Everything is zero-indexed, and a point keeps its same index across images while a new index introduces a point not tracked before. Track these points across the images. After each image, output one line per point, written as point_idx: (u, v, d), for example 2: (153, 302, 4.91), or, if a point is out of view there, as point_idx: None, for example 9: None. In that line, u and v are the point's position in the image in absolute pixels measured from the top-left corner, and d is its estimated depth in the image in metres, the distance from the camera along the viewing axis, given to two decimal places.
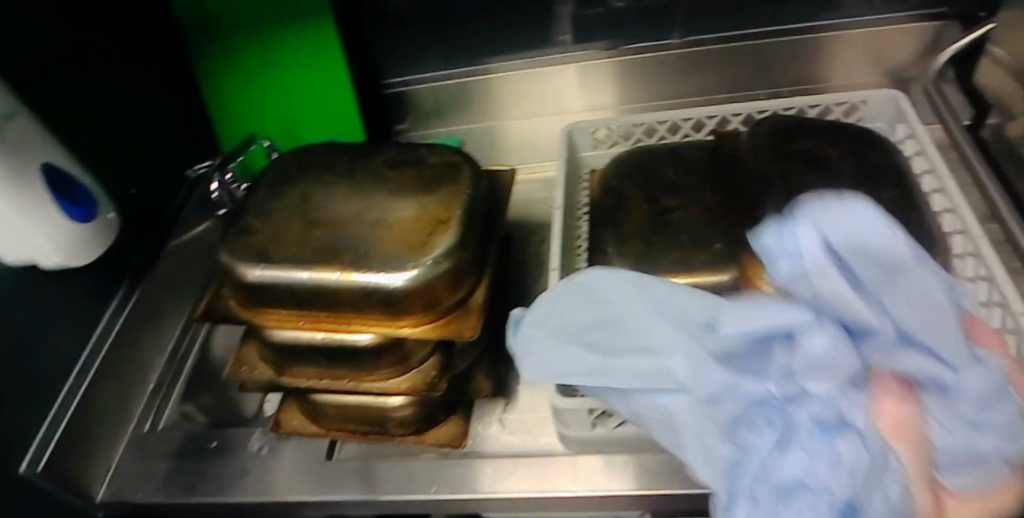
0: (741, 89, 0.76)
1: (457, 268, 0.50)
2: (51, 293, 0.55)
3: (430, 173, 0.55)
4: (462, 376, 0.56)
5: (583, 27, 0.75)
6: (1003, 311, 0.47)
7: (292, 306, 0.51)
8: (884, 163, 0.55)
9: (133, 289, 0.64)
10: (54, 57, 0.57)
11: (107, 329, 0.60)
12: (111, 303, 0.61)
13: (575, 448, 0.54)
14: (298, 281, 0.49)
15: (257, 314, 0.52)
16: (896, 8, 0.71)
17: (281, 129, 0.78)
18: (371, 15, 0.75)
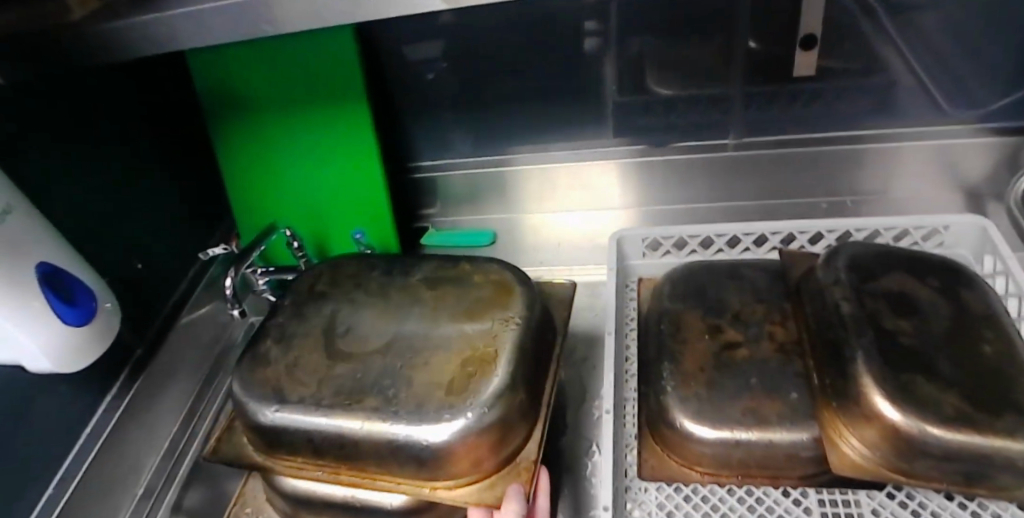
0: (798, 195, 0.70)
1: (507, 419, 0.40)
2: (30, 399, 0.47)
3: (474, 293, 0.46)
4: None
5: (627, 118, 0.69)
6: None
7: (309, 456, 0.41)
8: (983, 310, 0.48)
9: (127, 389, 0.55)
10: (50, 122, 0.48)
11: (92, 437, 0.52)
12: (98, 407, 0.53)
13: None
14: (318, 428, 0.40)
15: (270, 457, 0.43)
16: (970, 121, 0.66)
17: (308, 220, 0.63)
18: (401, 91, 0.69)
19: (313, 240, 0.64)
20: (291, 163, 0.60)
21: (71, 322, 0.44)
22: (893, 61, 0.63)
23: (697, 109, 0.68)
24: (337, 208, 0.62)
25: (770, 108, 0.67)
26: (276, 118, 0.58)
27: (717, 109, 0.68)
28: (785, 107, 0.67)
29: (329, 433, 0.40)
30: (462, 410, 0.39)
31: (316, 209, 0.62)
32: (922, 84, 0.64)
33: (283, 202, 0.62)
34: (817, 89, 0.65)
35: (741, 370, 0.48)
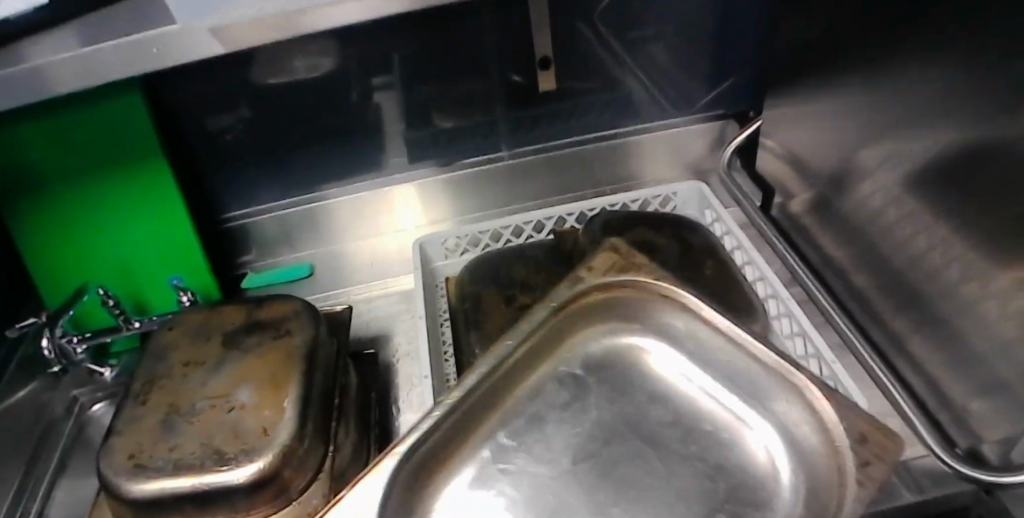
0: (570, 191, 0.84)
1: (320, 406, 0.46)
2: None
3: (268, 313, 0.51)
4: None
5: (416, 149, 0.79)
6: (818, 360, 0.54)
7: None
8: (702, 246, 0.62)
9: None
10: None
11: None
12: None
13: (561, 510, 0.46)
14: (153, 468, 0.41)
15: None
16: (683, 113, 0.84)
17: (124, 283, 0.65)
18: (206, 150, 0.74)
19: (131, 296, 0.66)
20: (100, 217, 0.62)
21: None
22: (620, 78, 0.79)
23: (475, 136, 0.80)
24: (144, 261, 0.64)
25: (535, 124, 0.80)
26: (69, 190, 0.60)
27: (493, 131, 0.80)
28: (546, 124, 0.81)
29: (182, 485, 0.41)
30: (283, 405, 0.44)
31: (127, 265, 0.64)
32: (643, 93, 0.81)
33: (91, 258, 0.63)
34: (568, 105, 0.80)
35: None
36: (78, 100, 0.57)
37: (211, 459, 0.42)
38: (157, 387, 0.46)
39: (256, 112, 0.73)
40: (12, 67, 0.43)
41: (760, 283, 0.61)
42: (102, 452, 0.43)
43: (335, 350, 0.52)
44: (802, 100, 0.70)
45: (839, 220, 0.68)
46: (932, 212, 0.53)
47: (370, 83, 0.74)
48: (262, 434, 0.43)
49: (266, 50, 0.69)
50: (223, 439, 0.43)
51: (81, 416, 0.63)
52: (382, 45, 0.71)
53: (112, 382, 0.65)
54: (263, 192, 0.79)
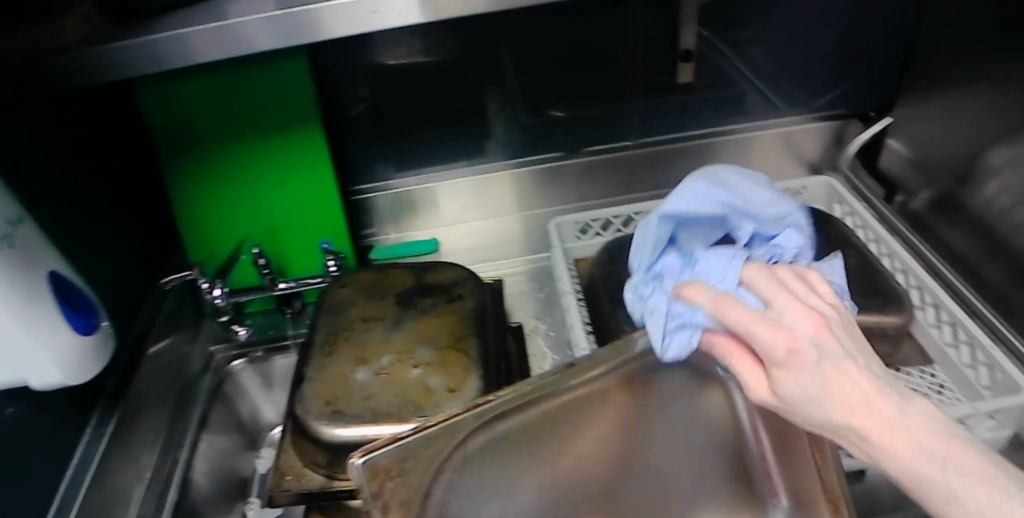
0: (683, 183, 0.85)
1: (496, 368, 0.47)
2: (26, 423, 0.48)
3: (438, 277, 0.53)
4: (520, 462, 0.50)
5: (534, 135, 0.80)
6: (972, 347, 0.55)
7: None
8: (843, 238, 0.62)
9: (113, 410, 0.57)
10: (31, 165, 0.50)
11: (84, 458, 0.53)
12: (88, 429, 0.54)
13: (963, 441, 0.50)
14: (354, 419, 0.43)
15: (334, 475, 0.44)
16: (802, 111, 0.84)
17: (269, 246, 0.67)
18: (338, 126, 0.76)
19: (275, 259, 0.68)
20: (254, 180, 0.64)
21: (81, 333, 0.46)
22: (739, 73, 0.80)
23: (593, 123, 0.80)
24: (291, 227, 0.66)
25: (654, 116, 0.81)
26: (229, 154, 0.62)
27: (613, 121, 0.81)
28: (662, 114, 0.81)
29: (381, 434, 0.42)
30: (469, 361, 0.46)
31: (274, 228, 0.66)
32: (763, 89, 0.81)
33: (240, 220, 0.65)
34: (686, 97, 0.80)
35: None
36: (242, 65, 0.59)
37: (408, 408, 0.43)
38: (343, 339, 0.48)
39: (383, 89, 0.74)
40: (221, 22, 0.44)
41: (902, 274, 0.63)
42: (297, 397, 0.45)
43: (499, 318, 0.53)
44: (939, 99, 0.70)
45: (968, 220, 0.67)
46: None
47: (494, 67, 0.75)
48: (453, 390, 0.44)
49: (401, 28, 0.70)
50: (416, 392, 0.44)
51: (219, 372, 0.67)
52: (509, 27, 0.72)
53: (246, 342, 0.69)
54: (384, 170, 0.80)
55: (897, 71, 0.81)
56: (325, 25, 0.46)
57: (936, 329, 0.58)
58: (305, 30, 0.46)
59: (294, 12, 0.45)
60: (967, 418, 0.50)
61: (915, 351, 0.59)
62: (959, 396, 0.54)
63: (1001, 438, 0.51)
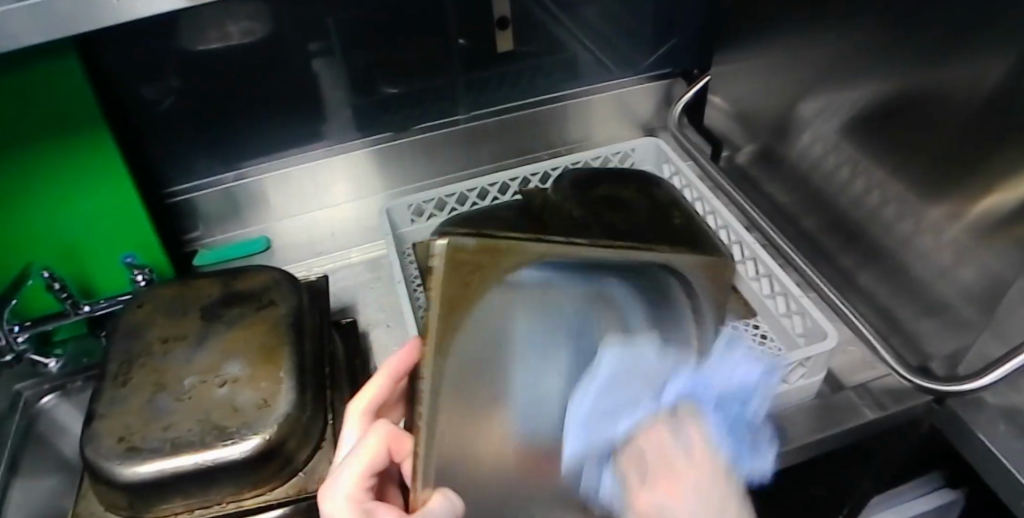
0: (524, 153, 0.85)
1: (315, 376, 0.45)
2: None
3: (246, 285, 0.50)
4: None
5: (366, 116, 0.77)
6: (786, 297, 0.59)
7: (178, 502, 0.40)
8: (668, 198, 0.64)
9: None
10: None
11: None
12: None
13: (779, 390, 0.54)
14: (139, 468, 0.39)
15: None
16: (631, 73, 0.85)
17: (66, 261, 0.61)
18: (140, 123, 0.69)
19: (76, 277, 0.62)
20: (37, 193, 0.56)
21: None
22: (568, 39, 0.79)
23: (429, 98, 0.78)
24: (92, 239, 0.60)
25: (487, 87, 0.80)
26: None
27: (447, 95, 0.79)
28: (497, 87, 0.80)
29: (174, 473, 0.39)
30: (277, 373, 0.44)
31: (66, 244, 0.60)
32: (591, 54, 0.82)
33: (24, 240, 0.58)
34: (520, 66, 0.79)
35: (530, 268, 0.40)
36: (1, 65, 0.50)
37: (212, 435, 0.40)
38: (139, 366, 0.44)
39: (190, 80, 0.67)
40: None
41: (723, 231, 0.66)
42: (86, 437, 0.41)
43: (318, 319, 0.50)
44: (749, 56, 0.73)
45: (781, 169, 0.72)
46: (876, 156, 0.58)
47: (312, 48, 0.70)
48: (262, 405, 0.42)
49: (198, 12, 0.63)
50: (221, 414, 0.41)
51: (28, 411, 0.61)
52: (324, 4, 0.67)
53: (59, 373, 0.62)
54: (206, 166, 0.74)
55: (712, 29, 0.84)
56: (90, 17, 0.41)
57: (755, 282, 0.61)
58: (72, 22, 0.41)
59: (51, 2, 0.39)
60: (780, 369, 0.53)
61: (740, 303, 0.62)
62: (779, 345, 0.58)
63: (814, 381, 0.55)
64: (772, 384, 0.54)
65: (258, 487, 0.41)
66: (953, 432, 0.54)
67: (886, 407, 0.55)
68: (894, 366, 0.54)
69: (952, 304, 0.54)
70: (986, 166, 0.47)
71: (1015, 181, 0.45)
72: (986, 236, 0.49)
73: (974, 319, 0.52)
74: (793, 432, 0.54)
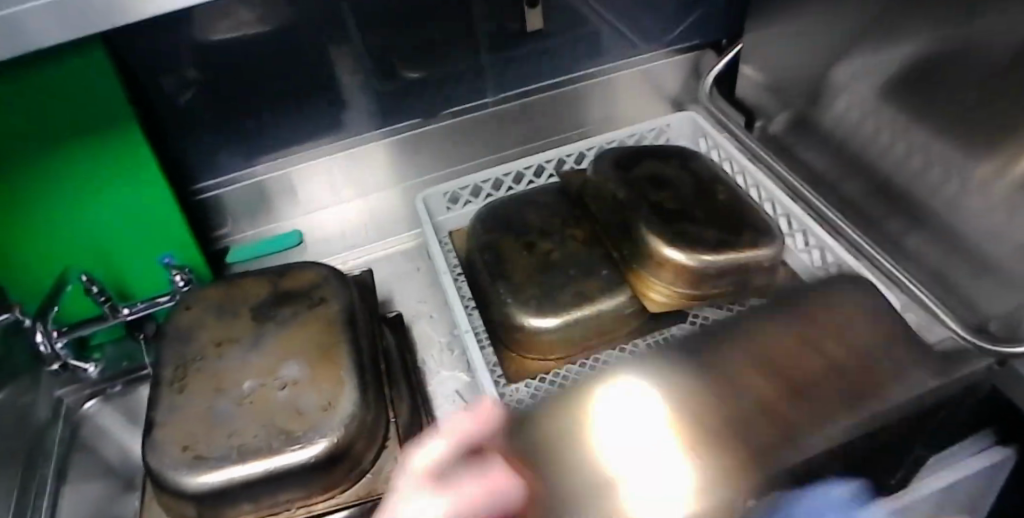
0: (554, 133, 0.83)
1: (368, 375, 0.45)
2: None
3: (292, 286, 0.50)
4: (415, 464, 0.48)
5: (388, 104, 0.75)
6: (839, 268, 0.58)
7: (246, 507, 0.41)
8: (710, 174, 0.63)
9: None
10: None
11: None
12: None
13: None
14: (209, 476, 0.40)
15: None
16: (658, 46, 0.83)
17: (102, 263, 0.59)
18: (159, 125, 0.67)
19: (112, 280, 0.61)
20: (68, 196, 0.54)
21: None
22: (591, 12, 0.76)
23: (452, 81, 0.76)
24: (126, 240, 0.59)
25: (513, 68, 0.77)
26: (24, 172, 0.52)
27: (472, 78, 0.76)
28: (521, 66, 0.77)
29: (244, 480, 0.40)
30: (339, 375, 0.44)
31: (101, 245, 0.58)
32: (615, 29, 0.79)
33: (61, 244, 0.57)
34: (542, 44, 0.77)
35: (558, 267, 0.58)
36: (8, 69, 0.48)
37: (278, 440, 0.41)
38: (196, 372, 0.45)
39: (208, 75, 0.65)
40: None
41: (769, 204, 0.66)
42: (150, 448, 0.41)
43: (369, 316, 0.50)
44: (783, 24, 0.70)
45: (819, 138, 0.69)
46: (923, 121, 0.56)
47: (328, 35, 0.67)
48: (326, 407, 0.42)
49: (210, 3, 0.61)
50: (286, 419, 0.42)
51: (71, 417, 0.61)
52: None
53: (99, 378, 0.62)
54: (232, 161, 0.72)
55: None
56: (115, 9, 0.36)
57: (805, 255, 0.61)
58: (96, 17, 0.36)
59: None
60: (840, 341, 0.52)
61: (788, 278, 0.61)
62: None
63: None
64: None
65: (328, 489, 0.42)
66: None
67: None
68: (954, 331, 0.54)
69: (1011, 273, 0.52)
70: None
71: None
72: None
73: None
74: None
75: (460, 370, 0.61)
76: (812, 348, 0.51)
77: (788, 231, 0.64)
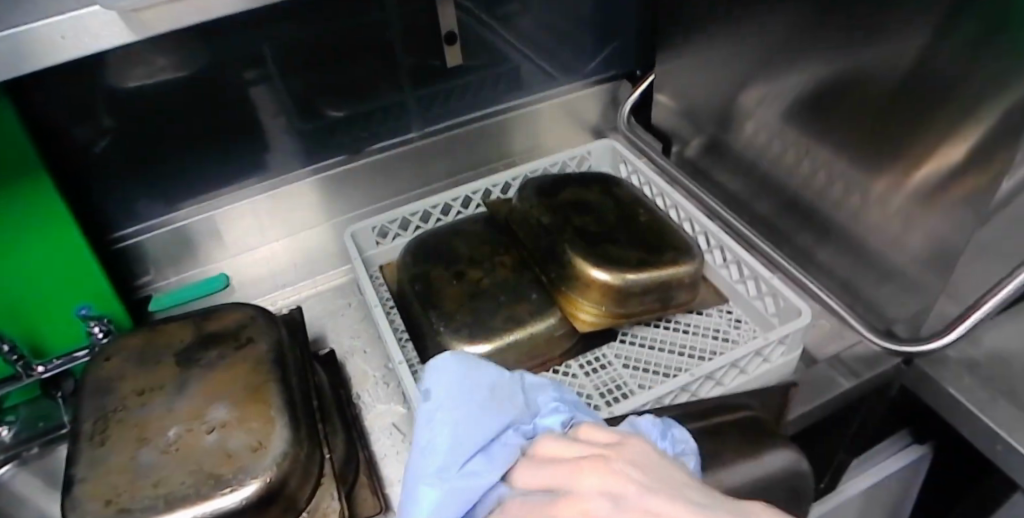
0: (483, 166, 0.85)
1: (299, 413, 0.44)
2: None
3: (218, 328, 0.49)
4: (355, 502, 0.48)
5: (314, 142, 0.75)
6: (755, 281, 0.61)
7: None
8: (630, 196, 0.66)
9: None
10: None
11: None
12: None
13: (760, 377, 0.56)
14: None
15: None
16: (576, 78, 0.87)
17: (13, 318, 0.57)
18: (73, 173, 0.65)
19: (25, 337, 0.58)
20: None
21: None
22: (510, 47, 0.80)
23: (377, 117, 0.77)
24: (41, 293, 0.57)
25: (438, 103, 0.79)
26: None
27: (398, 113, 0.78)
28: (445, 101, 0.80)
29: None
30: (270, 415, 0.43)
31: (12, 299, 0.56)
32: (534, 64, 0.83)
33: None
34: (464, 79, 0.79)
35: (488, 295, 0.59)
36: None
37: (208, 484, 0.40)
38: (116, 422, 0.44)
39: (125, 120, 0.64)
40: None
41: (687, 223, 0.70)
42: (69, 505, 0.39)
43: (300, 353, 0.50)
44: (689, 53, 0.75)
45: (729, 158, 0.74)
46: (819, 137, 0.60)
47: (249, 75, 0.67)
48: (257, 448, 0.42)
49: (122, 48, 0.60)
50: (215, 462, 0.41)
51: None
52: (257, 29, 0.65)
53: (13, 441, 0.59)
54: (152, 207, 0.70)
55: (650, 29, 0.87)
56: (17, 56, 0.36)
57: (724, 269, 0.64)
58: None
59: None
60: (762, 349, 0.55)
61: (711, 291, 0.64)
62: (753, 327, 0.60)
63: (792, 357, 0.57)
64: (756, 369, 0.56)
65: None
66: (923, 391, 0.57)
67: (860, 375, 0.57)
68: (865, 333, 0.57)
69: (904, 271, 0.56)
70: (914, 137, 0.51)
71: (938, 147, 0.49)
72: (922, 201, 0.52)
73: (929, 286, 0.54)
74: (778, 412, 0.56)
75: (398, 404, 0.61)
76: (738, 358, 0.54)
77: (705, 247, 0.67)
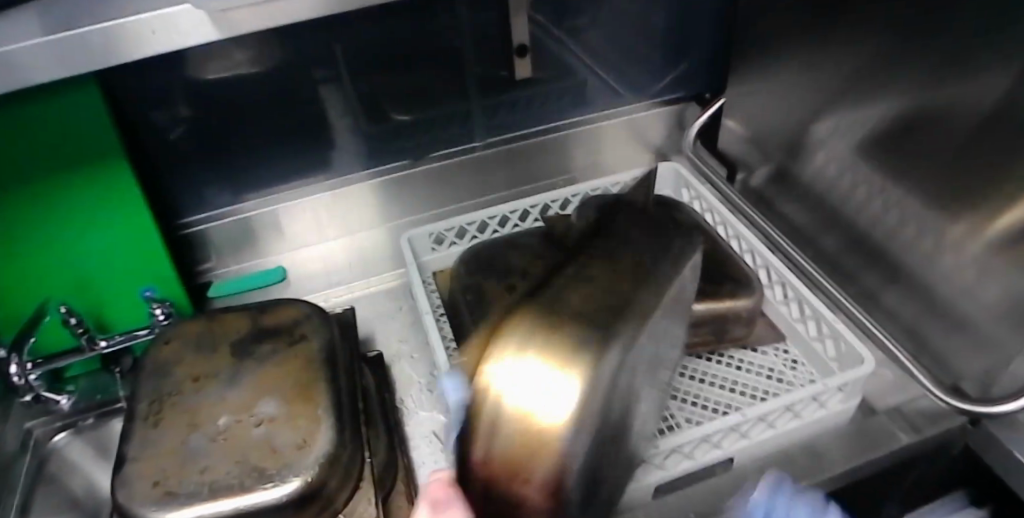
0: (542, 180, 0.85)
1: (345, 414, 0.44)
2: None
3: (272, 321, 0.50)
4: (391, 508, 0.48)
5: (378, 145, 0.76)
6: (817, 321, 0.59)
7: None
8: (691, 222, 0.64)
9: None
10: None
11: None
12: None
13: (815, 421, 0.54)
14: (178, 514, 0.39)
15: None
16: (644, 98, 0.86)
17: (82, 294, 0.59)
18: (149, 159, 0.67)
19: (92, 312, 0.60)
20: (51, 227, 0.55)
21: None
22: (580, 62, 0.79)
23: (441, 124, 0.77)
24: (109, 273, 0.59)
25: (502, 113, 0.79)
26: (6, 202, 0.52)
27: (462, 121, 0.78)
28: (510, 111, 0.79)
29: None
30: (316, 413, 0.44)
31: (83, 277, 0.58)
32: (602, 81, 0.82)
33: (42, 276, 0.57)
34: (530, 91, 0.79)
35: None
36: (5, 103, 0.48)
37: (251, 477, 0.41)
38: (169, 405, 0.45)
39: (201, 111, 0.66)
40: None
41: (749, 254, 0.67)
42: (119, 482, 0.41)
43: (350, 353, 0.50)
44: (763, 80, 0.73)
45: (798, 190, 0.71)
46: (897, 177, 0.58)
47: (322, 76, 0.69)
48: (301, 445, 0.42)
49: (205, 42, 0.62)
50: (259, 455, 0.42)
51: (39, 452, 0.60)
52: (333, 32, 0.66)
53: (72, 410, 0.61)
54: (220, 196, 0.72)
55: (725, 52, 0.85)
56: (110, 49, 0.37)
57: (784, 306, 0.62)
58: (90, 54, 0.37)
59: (67, 32, 0.36)
60: (819, 394, 0.53)
61: (768, 327, 0.62)
62: (811, 370, 0.58)
63: (849, 406, 0.55)
64: (811, 413, 0.54)
65: None
66: (991, 455, 0.53)
67: (922, 430, 0.55)
68: (923, 382, 0.53)
69: (981, 327, 0.53)
70: (1003, 187, 0.48)
71: None
72: (1007, 255, 0.49)
73: (1008, 345, 0.51)
74: (829, 461, 0.53)
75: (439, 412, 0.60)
76: (794, 399, 0.52)
77: (766, 281, 0.65)
